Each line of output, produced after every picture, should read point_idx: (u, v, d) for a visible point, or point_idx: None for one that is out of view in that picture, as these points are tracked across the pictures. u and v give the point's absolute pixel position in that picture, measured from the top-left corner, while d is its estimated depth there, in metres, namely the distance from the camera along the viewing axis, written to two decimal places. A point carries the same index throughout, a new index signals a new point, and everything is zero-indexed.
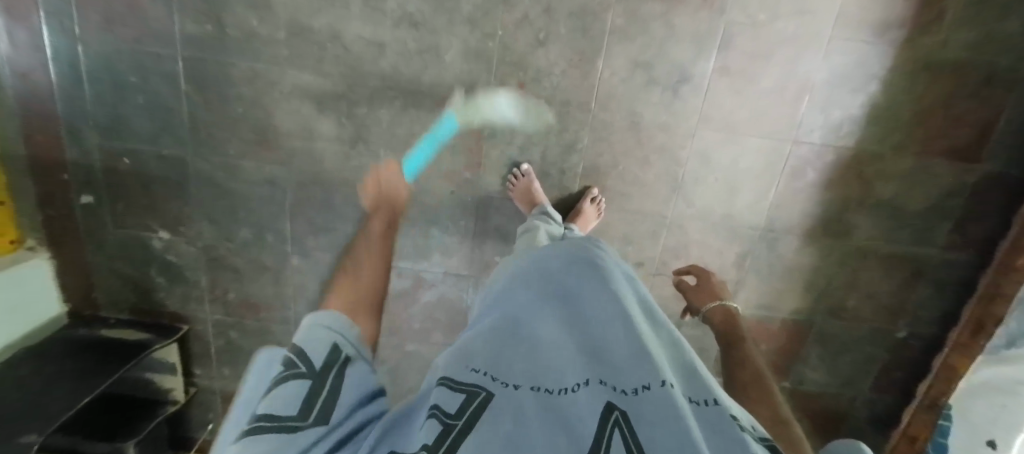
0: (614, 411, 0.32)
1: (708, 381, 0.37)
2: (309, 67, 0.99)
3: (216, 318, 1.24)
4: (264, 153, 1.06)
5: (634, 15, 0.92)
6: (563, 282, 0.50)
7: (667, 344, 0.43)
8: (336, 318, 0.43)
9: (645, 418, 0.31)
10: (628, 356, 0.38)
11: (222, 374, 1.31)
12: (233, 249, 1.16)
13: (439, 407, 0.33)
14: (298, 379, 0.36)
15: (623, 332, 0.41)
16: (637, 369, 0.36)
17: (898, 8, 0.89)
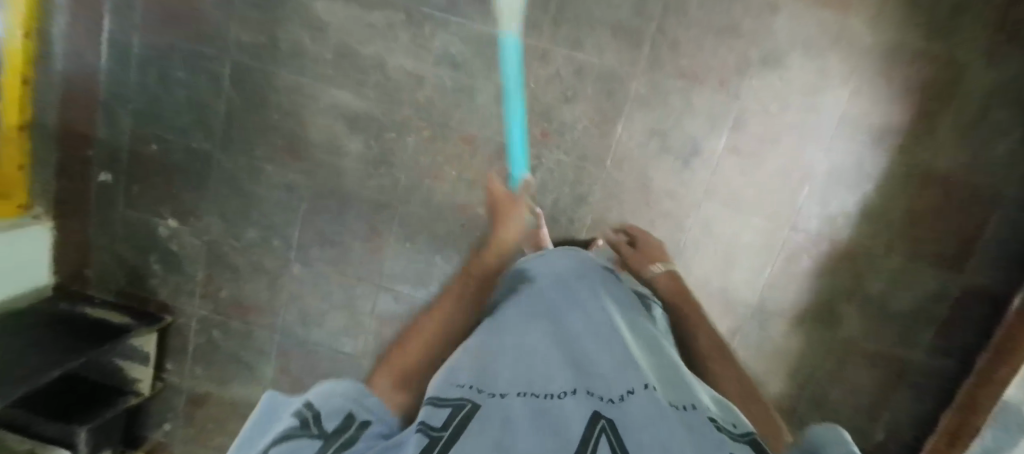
0: (598, 416, 0.30)
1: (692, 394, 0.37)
2: (349, 88, 1.05)
3: (202, 314, 1.22)
4: (289, 158, 1.10)
5: (656, 87, 1.01)
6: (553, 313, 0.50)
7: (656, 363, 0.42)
8: (356, 387, 0.38)
9: (632, 419, 0.29)
10: (612, 371, 0.37)
11: (193, 373, 1.25)
12: (237, 247, 1.16)
13: (426, 422, 0.30)
14: (304, 437, 0.30)
15: (607, 354, 0.40)
16: (622, 381, 0.35)
17: (894, 120, 0.97)
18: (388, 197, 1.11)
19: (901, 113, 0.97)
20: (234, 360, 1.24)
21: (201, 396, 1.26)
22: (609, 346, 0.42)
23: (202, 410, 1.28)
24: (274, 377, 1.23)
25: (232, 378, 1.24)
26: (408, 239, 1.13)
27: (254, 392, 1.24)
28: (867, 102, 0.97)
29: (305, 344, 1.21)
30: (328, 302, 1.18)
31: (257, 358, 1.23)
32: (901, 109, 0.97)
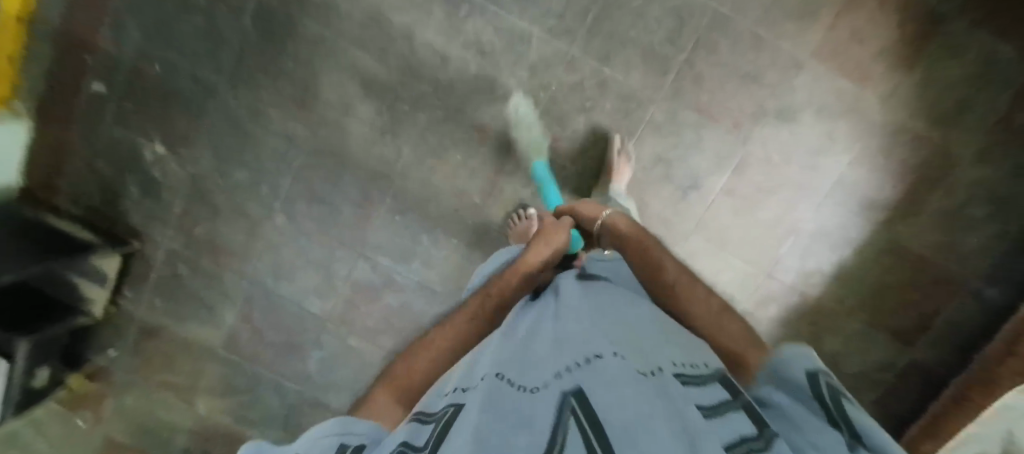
0: (567, 393, 0.29)
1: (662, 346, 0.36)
2: (372, 51, 1.03)
3: (172, 247, 1.17)
4: (296, 108, 1.07)
5: (672, 117, 1.03)
6: (531, 307, 0.49)
7: (626, 318, 0.41)
8: (341, 419, 0.33)
9: (600, 386, 0.29)
10: (584, 344, 0.36)
11: (150, 305, 1.20)
12: (222, 186, 1.12)
13: (406, 443, 0.29)
14: None
15: (577, 325, 0.39)
16: (592, 349, 0.34)
17: (886, 191, 1.02)
18: (388, 167, 1.10)
19: (893, 187, 1.02)
20: (196, 300, 1.19)
21: (153, 330, 1.21)
22: (580, 317, 0.41)
23: (150, 345, 1.22)
24: (235, 325, 1.20)
25: (189, 317, 1.20)
26: (400, 213, 1.12)
27: (210, 335, 1.21)
28: (864, 171, 1.02)
29: (273, 297, 1.18)
30: (305, 260, 1.16)
31: (219, 301, 1.19)
32: (894, 183, 1.02)
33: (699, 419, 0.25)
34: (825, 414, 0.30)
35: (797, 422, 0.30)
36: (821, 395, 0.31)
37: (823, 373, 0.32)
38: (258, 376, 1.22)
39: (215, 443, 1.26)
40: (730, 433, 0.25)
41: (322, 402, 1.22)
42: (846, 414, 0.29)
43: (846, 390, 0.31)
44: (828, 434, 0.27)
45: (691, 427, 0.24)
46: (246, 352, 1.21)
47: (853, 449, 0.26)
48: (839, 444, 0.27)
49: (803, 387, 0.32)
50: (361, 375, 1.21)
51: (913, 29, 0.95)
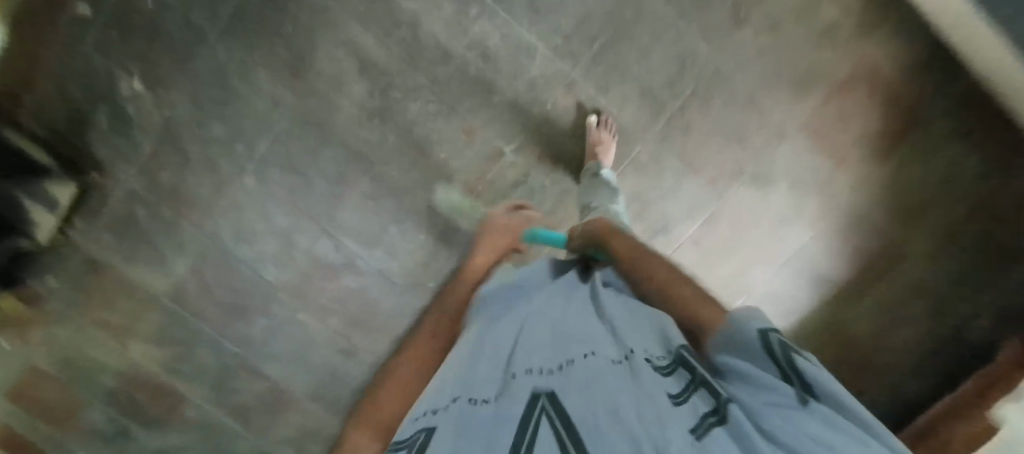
0: (540, 398, 0.32)
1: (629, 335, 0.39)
2: (374, 32, 1.01)
3: (133, 186, 1.13)
4: (287, 73, 1.04)
5: (657, 159, 1.04)
6: (506, 306, 0.51)
7: (593, 312, 0.44)
8: None
9: (571, 389, 0.32)
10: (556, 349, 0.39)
11: (99, 242, 1.16)
12: (197, 136, 1.09)
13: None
14: None
15: (549, 331, 0.43)
16: (566, 353, 0.37)
17: (840, 266, 1.10)
18: (370, 151, 1.08)
19: (846, 263, 1.10)
20: (149, 244, 1.16)
21: (95, 269, 1.17)
22: (553, 322, 0.44)
23: (89, 283, 1.17)
24: (185, 277, 1.17)
25: (138, 260, 1.17)
26: (372, 199, 1.11)
27: (156, 283, 1.18)
28: (823, 246, 1.08)
29: (229, 257, 1.16)
30: (269, 227, 1.13)
31: (172, 250, 1.16)
32: (848, 259, 1.09)
33: (666, 406, 0.29)
34: (775, 366, 0.31)
35: (754, 382, 0.31)
36: (773, 351, 0.31)
37: (774, 330, 0.33)
38: (198, 332, 1.20)
39: (142, 390, 1.24)
40: (691, 416, 0.29)
41: (259, 368, 1.22)
42: (796, 368, 0.30)
43: (796, 344, 0.32)
44: (780, 389, 0.29)
45: (655, 415, 0.28)
46: (190, 306, 1.19)
47: (803, 400, 0.28)
48: (788, 400, 0.28)
49: (753, 347, 0.32)
50: (303, 349, 1.21)
51: (896, 126, 1.00)
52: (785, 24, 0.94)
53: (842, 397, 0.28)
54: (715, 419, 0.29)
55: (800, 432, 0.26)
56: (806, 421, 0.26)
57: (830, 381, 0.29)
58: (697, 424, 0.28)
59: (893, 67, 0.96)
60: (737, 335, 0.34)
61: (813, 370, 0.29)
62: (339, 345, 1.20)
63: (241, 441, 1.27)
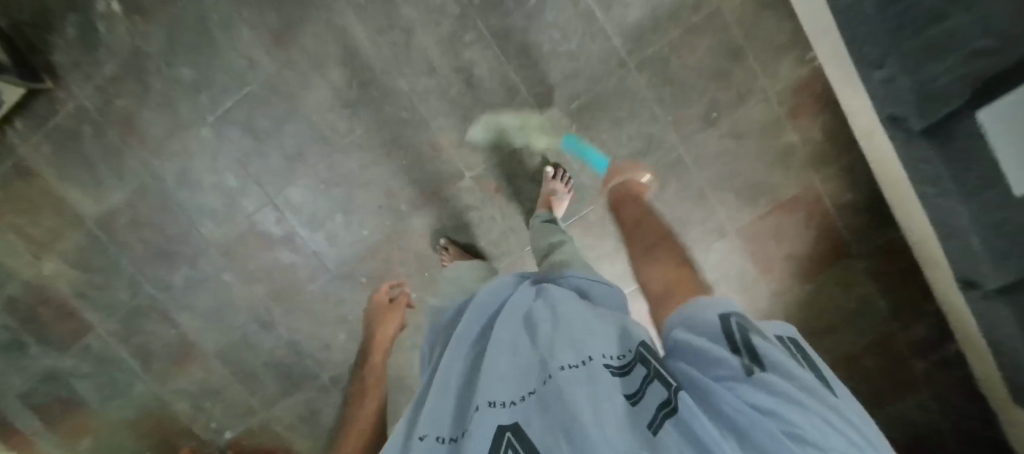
0: (505, 430, 0.34)
1: (585, 335, 0.40)
2: (368, 27, 1.01)
3: (86, 104, 1.09)
4: (271, 40, 1.03)
5: (603, 222, 1.10)
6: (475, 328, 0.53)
7: (557, 311, 0.46)
8: None
9: (533, 416, 0.34)
10: (518, 368, 0.41)
11: (38, 149, 1.12)
12: (165, 74, 1.06)
13: None
14: None
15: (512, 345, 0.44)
16: (529, 375, 0.39)
17: None
18: (334, 138, 1.08)
19: None
20: (88, 166, 1.13)
21: (30, 173, 1.14)
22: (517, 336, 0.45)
23: (23, 186, 1.15)
24: (118, 207, 1.15)
25: (73, 179, 1.14)
26: (324, 184, 1.11)
27: (87, 206, 1.15)
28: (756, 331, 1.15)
29: (168, 200, 1.14)
30: (216, 181, 1.12)
31: (110, 179, 1.13)
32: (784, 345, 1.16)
33: (623, 414, 0.31)
34: (728, 342, 0.33)
35: (705, 356, 0.33)
36: (731, 332, 0.34)
37: (737, 317, 0.36)
38: (119, 266, 1.18)
39: (48, 307, 1.22)
40: (646, 419, 0.31)
41: (172, 316, 1.21)
42: (748, 345, 0.33)
43: (753, 327, 0.35)
44: (731, 362, 0.31)
45: (611, 421, 0.30)
46: (116, 238, 1.17)
47: (750, 371, 0.30)
48: (735, 373, 0.30)
49: (716, 329, 0.35)
50: (221, 307, 1.20)
51: (824, 252, 1.07)
52: (746, 136, 1.00)
53: (787, 366, 0.30)
54: (668, 410, 0.31)
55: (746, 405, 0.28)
56: (749, 392, 0.28)
57: (775, 358, 0.31)
58: (652, 423, 0.31)
59: (831, 201, 1.03)
60: (700, 321, 0.37)
61: (764, 348, 0.32)
62: (258, 314, 1.21)
63: (137, 381, 1.26)
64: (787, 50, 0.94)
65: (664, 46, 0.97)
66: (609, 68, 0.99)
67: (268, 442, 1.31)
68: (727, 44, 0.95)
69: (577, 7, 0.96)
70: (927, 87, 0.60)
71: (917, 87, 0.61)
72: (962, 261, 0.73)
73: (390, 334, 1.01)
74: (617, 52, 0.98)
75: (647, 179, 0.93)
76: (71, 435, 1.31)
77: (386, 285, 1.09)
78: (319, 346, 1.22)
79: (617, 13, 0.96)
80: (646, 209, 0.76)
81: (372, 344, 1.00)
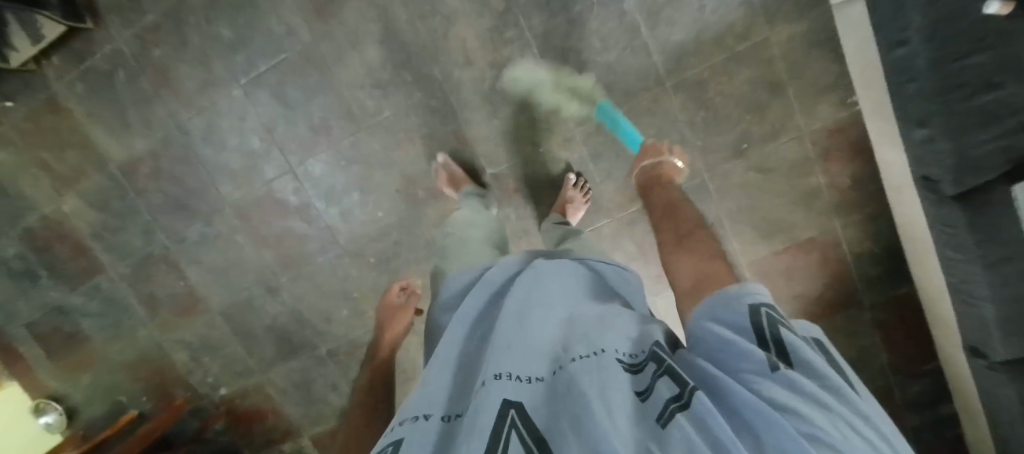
0: (509, 405, 0.34)
1: (599, 334, 0.42)
2: (410, 10, 1.00)
3: (123, 48, 1.10)
4: (312, 10, 1.03)
5: (616, 236, 1.10)
6: (478, 305, 0.55)
7: (571, 308, 0.48)
8: None
9: (540, 402, 0.35)
10: (528, 346, 0.42)
11: (72, 86, 1.14)
12: (203, 29, 1.07)
13: None
14: None
15: (518, 322, 0.45)
16: (539, 361, 0.40)
17: None
18: (362, 117, 1.08)
19: None
20: (118, 110, 1.14)
21: (62, 108, 1.16)
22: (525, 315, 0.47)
23: (54, 120, 1.17)
24: (142, 154, 1.16)
25: (101, 121, 1.15)
26: (346, 161, 1.12)
27: (111, 150, 1.17)
28: None
29: (191, 154, 1.15)
30: (240, 143, 1.13)
31: (138, 127, 1.15)
32: None
33: (633, 408, 0.33)
34: (756, 332, 0.35)
35: (733, 349, 0.35)
36: (762, 322, 0.36)
37: (766, 306, 0.38)
38: (137, 212, 1.21)
39: (63, 243, 1.25)
40: (655, 411, 0.32)
41: (182, 268, 1.24)
42: (775, 334, 0.35)
43: (784, 318, 0.36)
44: (758, 358, 0.33)
45: (621, 414, 0.31)
46: (136, 185, 1.18)
47: (774, 367, 0.32)
48: (762, 368, 0.32)
49: (742, 315, 0.37)
50: (230, 266, 1.23)
51: (832, 296, 1.07)
52: (774, 172, 0.99)
53: (818, 368, 0.32)
54: (677, 403, 0.32)
55: (765, 398, 0.29)
56: (770, 386, 0.30)
57: (801, 354, 0.33)
58: (661, 416, 0.31)
59: (848, 248, 1.02)
60: (731, 310, 0.38)
61: (794, 343, 0.34)
62: (265, 278, 1.22)
63: (141, 327, 1.30)
64: (828, 91, 0.92)
65: (704, 71, 0.96)
66: (644, 85, 0.99)
67: (258, 403, 1.34)
68: (767, 77, 0.94)
69: (623, 20, 0.95)
70: (969, 153, 0.59)
71: (958, 151, 0.60)
72: (974, 329, 0.72)
73: (398, 334, 0.97)
74: (656, 69, 0.97)
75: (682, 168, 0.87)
76: (71, 370, 1.34)
77: (396, 285, 1.05)
78: (320, 317, 1.24)
79: (661, 31, 0.95)
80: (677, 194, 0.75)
81: (382, 345, 0.94)
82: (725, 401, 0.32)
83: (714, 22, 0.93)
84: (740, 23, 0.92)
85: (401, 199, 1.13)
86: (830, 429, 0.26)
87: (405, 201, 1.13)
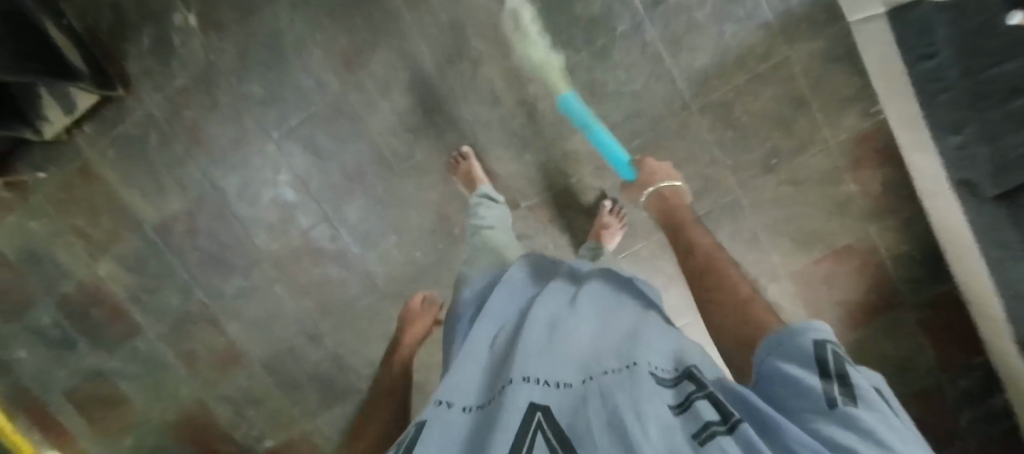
0: (537, 410, 0.33)
1: (634, 345, 0.40)
2: (438, 55, 1.03)
3: (154, 113, 1.12)
4: (341, 62, 1.05)
5: (654, 258, 1.12)
6: (507, 310, 0.55)
7: (602, 321, 0.47)
8: None
9: (567, 406, 0.34)
10: (558, 357, 0.41)
11: (104, 152, 1.16)
12: (233, 88, 1.08)
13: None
14: None
15: (550, 335, 0.45)
16: (567, 371, 0.39)
17: None
18: (395, 162, 1.10)
19: None
20: (152, 172, 1.16)
21: (95, 174, 1.17)
22: (555, 326, 0.46)
23: (87, 187, 1.18)
24: (177, 214, 1.18)
25: (135, 185, 1.17)
26: (381, 206, 1.14)
27: (146, 213, 1.18)
28: None
29: (226, 211, 1.17)
30: (275, 196, 1.15)
31: (172, 188, 1.16)
32: None
33: (668, 415, 0.31)
34: (820, 367, 0.32)
35: (791, 383, 0.32)
36: (825, 359, 0.32)
37: (829, 342, 0.34)
38: (173, 271, 1.22)
39: (100, 307, 1.26)
40: (694, 426, 0.29)
41: (221, 323, 1.25)
42: (839, 371, 0.31)
43: (847, 356, 0.33)
44: (815, 393, 0.30)
45: (653, 419, 0.29)
46: (173, 245, 1.20)
47: (835, 404, 0.29)
48: (821, 407, 0.29)
49: (807, 352, 0.33)
50: (270, 317, 1.23)
51: (872, 300, 1.08)
52: (804, 184, 1.02)
53: (883, 408, 0.28)
54: (722, 427, 0.29)
55: (823, 440, 0.27)
56: (829, 426, 0.27)
57: (867, 391, 0.29)
58: (699, 432, 0.28)
59: (885, 252, 1.03)
60: (790, 344, 0.35)
61: (860, 381, 0.30)
62: (305, 327, 1.23)
63: (181, 384, 1.30)
64: (851, 103, 0.95)
65: (728, 92, 0.99)
66: (672, 110, 1.01)
67: None
68: (791, 94, 0.97)
69: (646, 50, 0.98)
70: (1002, 156, 0.62)
71: (993, 155, 0.63)
72: None
73: (415, 341, 0.97)
74: (681, 94, 1.00)
75: (682, 184, 0.90)
76: (114, 433, 1.34)
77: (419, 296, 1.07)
78: (362, 362, 1.24)
79: (684, 57, 0.97)
80: (710, 240, 0.68)
81: (398, 346, 0.94)
82: (771, 431, 0.29)
83: (736, 45, 0.96)
84: (761, 44, 0.95)
85: (438, 238, 1.14)
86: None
87: (442, 241, 1.14)
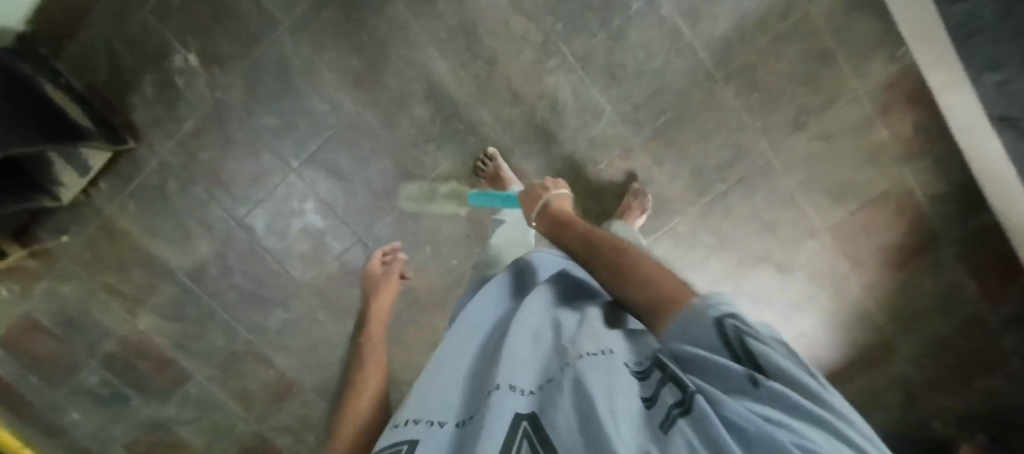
0: (523, 418, 0.29)
1: (601, 334, 0.37)
2: (452, 60, 1.00)
3: (168, 160, 1.10)
4: (352, 81, 1.02)
5: (693, 231, 1.12)
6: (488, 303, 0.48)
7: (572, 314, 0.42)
8: None
9: (552, 402, 0.29)
10: (531, 351, 0.36)
11: (124, 207, 1.13)
12: (245, 123, 1.06)
13: None
14: None
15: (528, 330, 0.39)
16: (546, 368, 0.34)
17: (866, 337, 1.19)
18: (421, 174, 1.09)
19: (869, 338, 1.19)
20: (175, 220, 1.14)
21: (118, 229, 1.15)
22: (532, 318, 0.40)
23: (112, 243, 1.16)
24: (207, 257, 1.17)
25: (160, 234, 1.15)
26: (412, 219, 1.13)
27: (176, 260, 1.17)
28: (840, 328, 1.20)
29: (256, 246, 1.16)
30: (304, 225, 1.13)
31: (198, 232, 1.15)
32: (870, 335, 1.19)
33: (639, 412, 0.28)
34: (727, 350, 0.29)
35: (712, 369, 0.29)
36: (727, 337, 0.30)
37: (733, 316, 0.31)
38: (213, 314, 1.21)
39: (145, 359, 1.26)
40: (656, 418, 0.28)
41: (269, 357, 1.25)
42: (746, 345, 0.29)
43: (751, 327, 0.30)
44: (735, 373, 0.28)
45: (628, 420, 0.26)
46: (207, 288, 1.19)
47: (756, 381, 0.27)
48: (740, 384, 0.28)
49: (710, 334, 0.30)
50: (318, 343, 1.24)
51: (910, 244, 1.08)
52: (837, 137, 1.01)
53: (804, 379, 0.26)
54: (679, 410, 0.27)
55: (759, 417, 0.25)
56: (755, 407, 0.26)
57: (780, 362, 0.27)
58: (663, 422, 0.27)
59: (922, 194, 1.04)
60: (693, 324, 0.31)
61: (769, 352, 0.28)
62: None
63: (238, 421, 1.31)
64: (877, 50, 0.94)
65: (751, 56, 0.97)
66: (696, 82, 1.00)
67: None
68: (816, 50, 0.95)
69: (664, 25, 0.96)
70: None
71: None
72: None
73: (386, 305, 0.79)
74: (703, 65, 0.98)
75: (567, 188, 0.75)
76: None
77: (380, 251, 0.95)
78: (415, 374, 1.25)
79: (703, 28, 0.96)
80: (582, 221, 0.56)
81: (368, 315, 0.75)
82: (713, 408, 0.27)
83: (755, 8, 0.93)
84: (780, 3, 0.93)
85: (474, 244, 1.14)
86: (826, 449, 0.22)
87: (478, 246, 1.14)
